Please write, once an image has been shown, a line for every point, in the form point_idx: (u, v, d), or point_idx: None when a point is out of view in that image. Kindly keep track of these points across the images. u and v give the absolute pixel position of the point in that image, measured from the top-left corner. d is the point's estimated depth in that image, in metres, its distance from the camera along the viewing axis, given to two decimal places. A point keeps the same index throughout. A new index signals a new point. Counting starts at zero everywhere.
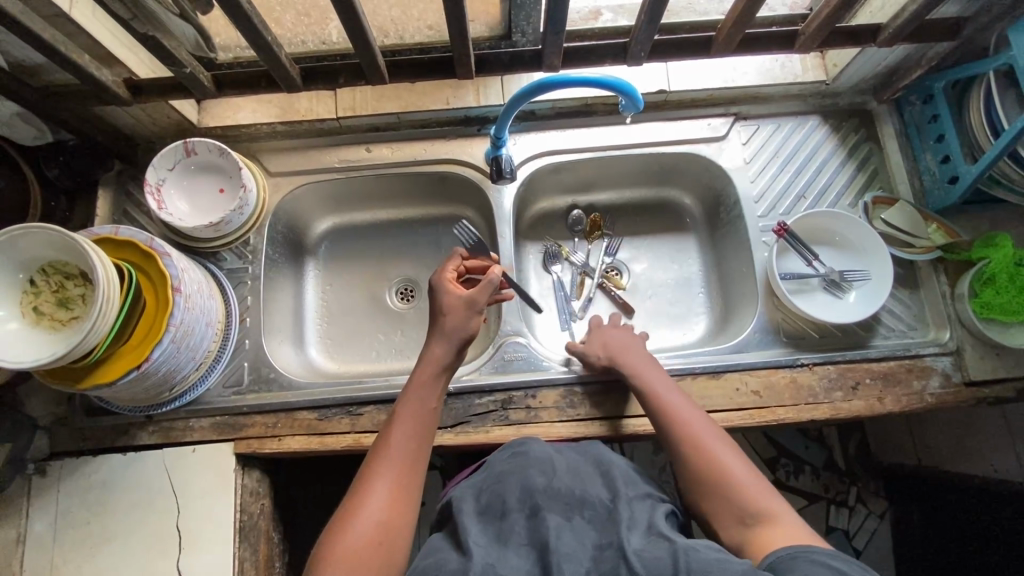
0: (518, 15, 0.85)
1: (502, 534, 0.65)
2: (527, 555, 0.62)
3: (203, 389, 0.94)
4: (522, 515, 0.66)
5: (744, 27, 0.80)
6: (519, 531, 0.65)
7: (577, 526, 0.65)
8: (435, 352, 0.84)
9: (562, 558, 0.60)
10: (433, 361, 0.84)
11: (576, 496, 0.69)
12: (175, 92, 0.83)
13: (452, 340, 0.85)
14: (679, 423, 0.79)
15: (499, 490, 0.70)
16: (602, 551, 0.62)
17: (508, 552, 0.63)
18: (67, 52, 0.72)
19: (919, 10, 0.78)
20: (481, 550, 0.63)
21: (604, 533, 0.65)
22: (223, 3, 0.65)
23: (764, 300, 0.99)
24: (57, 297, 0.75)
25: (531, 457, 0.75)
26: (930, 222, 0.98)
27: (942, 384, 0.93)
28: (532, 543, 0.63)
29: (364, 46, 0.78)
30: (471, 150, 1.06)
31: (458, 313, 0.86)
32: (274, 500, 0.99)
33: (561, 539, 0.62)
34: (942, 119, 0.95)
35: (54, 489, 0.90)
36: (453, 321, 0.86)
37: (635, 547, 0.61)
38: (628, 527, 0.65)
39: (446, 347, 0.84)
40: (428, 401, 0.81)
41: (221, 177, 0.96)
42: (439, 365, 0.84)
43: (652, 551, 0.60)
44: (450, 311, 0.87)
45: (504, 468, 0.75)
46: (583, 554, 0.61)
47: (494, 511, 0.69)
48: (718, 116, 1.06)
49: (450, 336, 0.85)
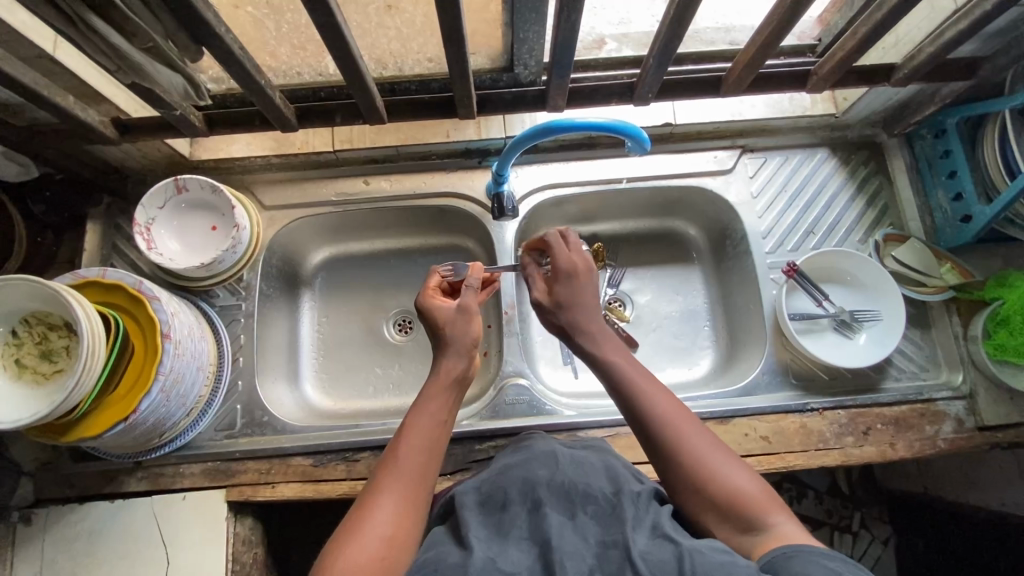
0: (521, 50, 0.78)
1: (503, 527, 0.61)
2: (527, 551, 0.58)
3: (194, 434, 0.91)
4: (524, 508, 0.62)
5: (757, 68, 0.77)
6: (520, 525, 0.60)
7: (580, 522, 0.60)
8: (450, 363, 0.74)
9: (565, 555, 0.55)
10: (447, 374, 0.73)
11: (581, 489, 0.64)
12: (166, 131, 0.80)
13: (464, 351, 0.75)
14: (658, 424, 0.67)
15: (501, 481, 0.66)
16: (606, 550, 0.57)
17: (509, 546, 0.58)
18: (52, 96, 0.69)
19: (938, 52, 0.75)
20: (481, 544, 0.58)
21: (609, 529, 0.59)
22: (215, 51, 0.61)
23: (773, 340, 0.97)
24: (40, 350, 0.72)
25: (535, 450, 0.71)
26: (944, 261, 0.95)
27: (954, 429, 0.91)
28: (533, 538, 0.58)
29: (362, 87, 0.75)
30: (471, 182, 1.04)
31: (456, 322, 0.77)
32: (265, 547, 0.95)
33: (564, 537, 0.57)
34: (954, 155, 0.93)
35: (41, 538, 0.87)
36: (461, 332, 0.76)
37: (640, 548, 0.56)
38: (634, 524, 0.59)
39: (459, 361, 0.74)
40: (438, 414, 0.71)
41: (214, 214, 0.93)
42: (451, 379, 0.74)
43: (657, 554, 0.55)
44: (450, 322, 0.77)
45: (506, 464, 0.70)
46: (587, 552, 0.56)
47: (496, 503, 0.64)
48: (724, 149, 1.04)
49: (463, 347, 0.75)
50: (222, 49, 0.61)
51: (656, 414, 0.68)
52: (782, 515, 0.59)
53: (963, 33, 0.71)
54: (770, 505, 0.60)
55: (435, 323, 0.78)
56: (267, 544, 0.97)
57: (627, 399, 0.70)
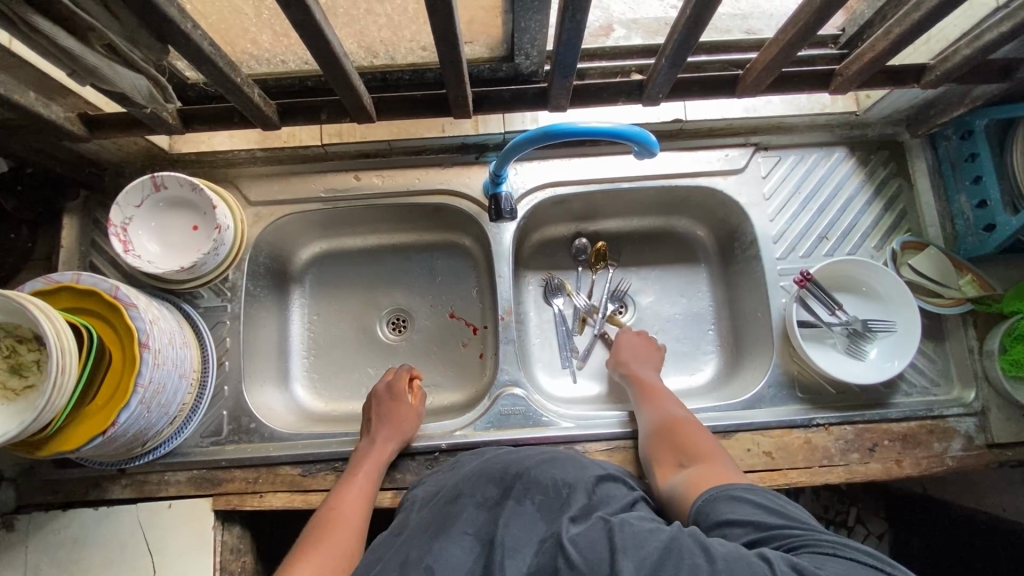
0: (522, 39, 0.72)
1: (450, 522, 0.65)
2: (470, 548, 0.61)
3: (178, 441, 0.89)
4: (474, 502, 0.67)
5: (779, 69, 0.71)
6: (467, 522, 0.64)
7: (524, 516, 0.62)
8: (387, 446, 0.84)
9: (506, 552, 0.58)
10: (381, 456, 0.84)
11: (530, 481, 0.67)
12: (138, 128, 0.75)
13: (400, 439, 0.86)
14: (647, 389, 0.89)
15: (460, 481, 0.72)
16: (544, 545, 0.58)
17: (454, 541, 0.62)
18: (9, 92, 0.63)
19: (974, 54, 0.68)
20: (427, 544, 0.63)
21: (551, 524, 0.61)
22: (182, 49, 0.55)
23: (780, 350, 0.93)
24: (9, 364, 0.68)
25: (494, 454, 0.77)
26: (963, 272, 0.91)
27: (964, 446, 0.88)
28: (479, 536, 0.62)
29: (348, 85, 0.69)
30: (468, 179, 0.98)
31: (406, 418, 0.88)
32: (255, 553, 0.94)
33: (508, 530, 0.60)
34: (980, 159, 0.87)
35: (23, 545, 0.85)
36: (404, 423, 0.87)
37: (573, 534, 0.57)
38: (574, 516, 0.60)
39: (394, 445, 0.85)
40: (362, 492, 0.80)
41: (195, 213, 0.88)
42: (381, 460, 0.84)
43: (590, 535, 0.56)
44: (398, 416, 0.87)
45: (468, 467, 0.76)
46: (527, 544, 0.59)
47: (448, 501, 0.69)
48: (736, 147, 0.98)
49: (401, 435, 0.86)
50: (190, 47, 0.55)
51: (647, 383, 0.90)
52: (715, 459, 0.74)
53: (1007, 36, 0.65)
54: (709, 451, 0.76)
55: (379, 412, 0.87)
56: (256, 549, 0.96)
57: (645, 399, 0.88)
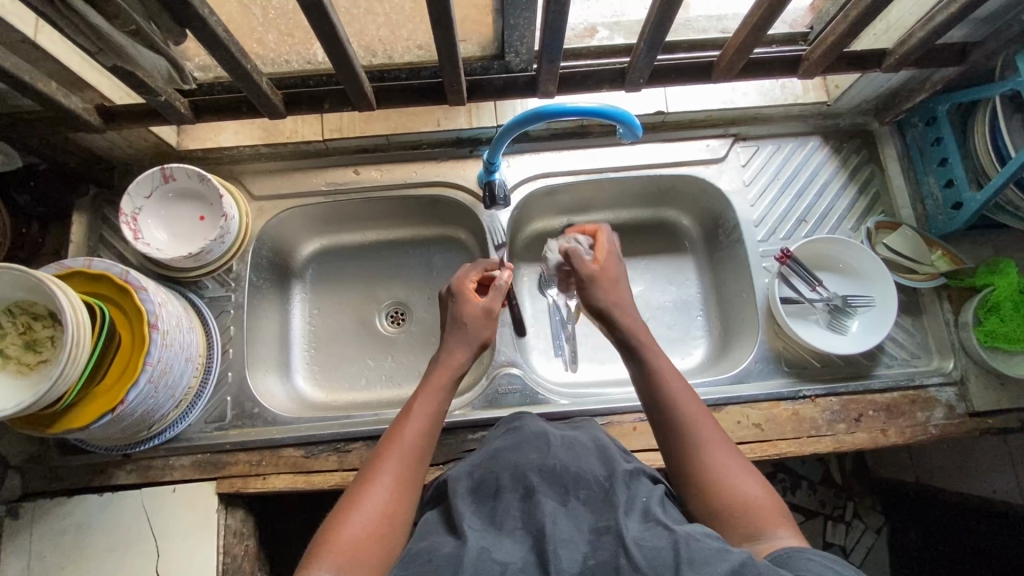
0: (511, 36, 0.77)
1: (495, 515, 0.59)
2: (522, 541, 0.56)
3: (183, 426, 0.91)
4: (516, 495, 0.61)
5: (749, 53, 0.77)
6: (512, 512, 0.59)
7: (573, 509, 0.58)
8: (458, 355, 0.76)
9: (558, 544, 0.53)
10: (452, 363, 0.75)
11: (574, 473, 0.62)
12: (152, 119, 0.79)
13: (471, 346, 0.78)
14: (678, 419, 0.68)
15: (493, 467, 0.65)
16: (599, 538, 0.54)
17: (503, 537, 0.56)
18: (33, 81, 0.67)
19: (927, 36, 0.74)
20: (475, 533, 0.56)
21: (602, 517, 0.57)
22: (198, 33, 0.60)
23: (765, 327, 0.97)
24: (25, 340, 0.71)
25: (527, 432, 0.70)
26: (935, 248, 0.96)
27: (946, 415, 0.91)
28: (528, 528, 0.56)
29: (351, 74, 0.74)
30: (463, 172, 1.03)
31: (480, 321, 0.79)
32: (257, 539, 0.95)
33: (557, 524, 0.55)
34: (945, 143, 0.93)
35: (27, 532, 0.86)
36: (477, 326, 0.78)
37: (633, 534, 0.53)
38: (626, 511, 0.57)
39: (465, 352, 0.76)
40: (430, 405, 0.71)
41: (202, 204, 0.92)
42: (455, 371, 0.75)
43: (651, 538, 0.52)
44: (471, 320, 0.79)
45: (498, 450, 0.69)
46: (581, 539, 0.54)
47: (487, 490, 0.63)
48: (716, 137, 1.03)
49: (472, 342, 0.78)
50: (207, 31, 0.60)
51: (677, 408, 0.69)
52: (787, 529, 0.58)
53: (955, 17, 0.71)
54: (776, 516, 0.59)
55: (456, 320, 0.79)
56: (258, 537, 0.97)
57: (657, 407, 0.70)
